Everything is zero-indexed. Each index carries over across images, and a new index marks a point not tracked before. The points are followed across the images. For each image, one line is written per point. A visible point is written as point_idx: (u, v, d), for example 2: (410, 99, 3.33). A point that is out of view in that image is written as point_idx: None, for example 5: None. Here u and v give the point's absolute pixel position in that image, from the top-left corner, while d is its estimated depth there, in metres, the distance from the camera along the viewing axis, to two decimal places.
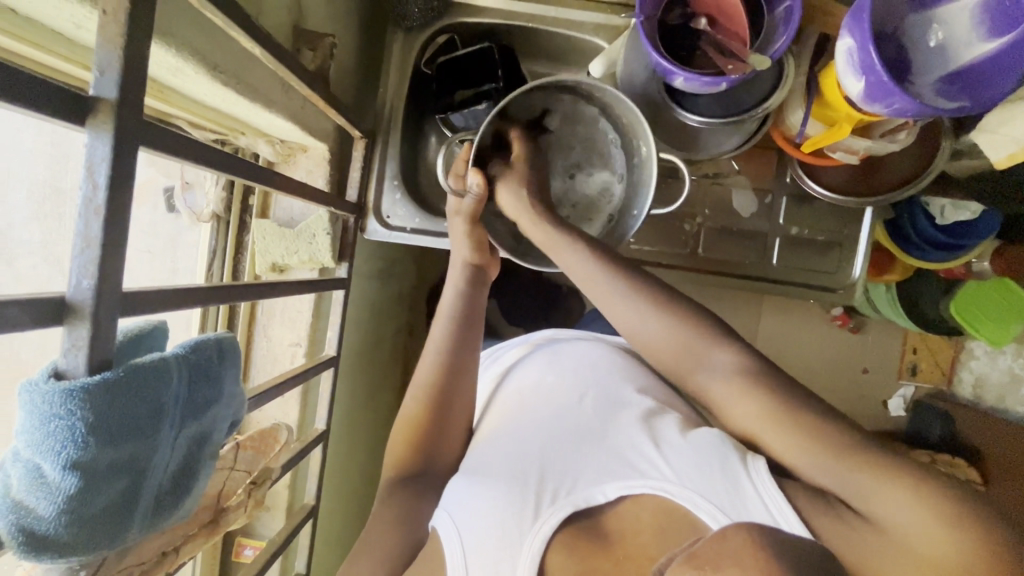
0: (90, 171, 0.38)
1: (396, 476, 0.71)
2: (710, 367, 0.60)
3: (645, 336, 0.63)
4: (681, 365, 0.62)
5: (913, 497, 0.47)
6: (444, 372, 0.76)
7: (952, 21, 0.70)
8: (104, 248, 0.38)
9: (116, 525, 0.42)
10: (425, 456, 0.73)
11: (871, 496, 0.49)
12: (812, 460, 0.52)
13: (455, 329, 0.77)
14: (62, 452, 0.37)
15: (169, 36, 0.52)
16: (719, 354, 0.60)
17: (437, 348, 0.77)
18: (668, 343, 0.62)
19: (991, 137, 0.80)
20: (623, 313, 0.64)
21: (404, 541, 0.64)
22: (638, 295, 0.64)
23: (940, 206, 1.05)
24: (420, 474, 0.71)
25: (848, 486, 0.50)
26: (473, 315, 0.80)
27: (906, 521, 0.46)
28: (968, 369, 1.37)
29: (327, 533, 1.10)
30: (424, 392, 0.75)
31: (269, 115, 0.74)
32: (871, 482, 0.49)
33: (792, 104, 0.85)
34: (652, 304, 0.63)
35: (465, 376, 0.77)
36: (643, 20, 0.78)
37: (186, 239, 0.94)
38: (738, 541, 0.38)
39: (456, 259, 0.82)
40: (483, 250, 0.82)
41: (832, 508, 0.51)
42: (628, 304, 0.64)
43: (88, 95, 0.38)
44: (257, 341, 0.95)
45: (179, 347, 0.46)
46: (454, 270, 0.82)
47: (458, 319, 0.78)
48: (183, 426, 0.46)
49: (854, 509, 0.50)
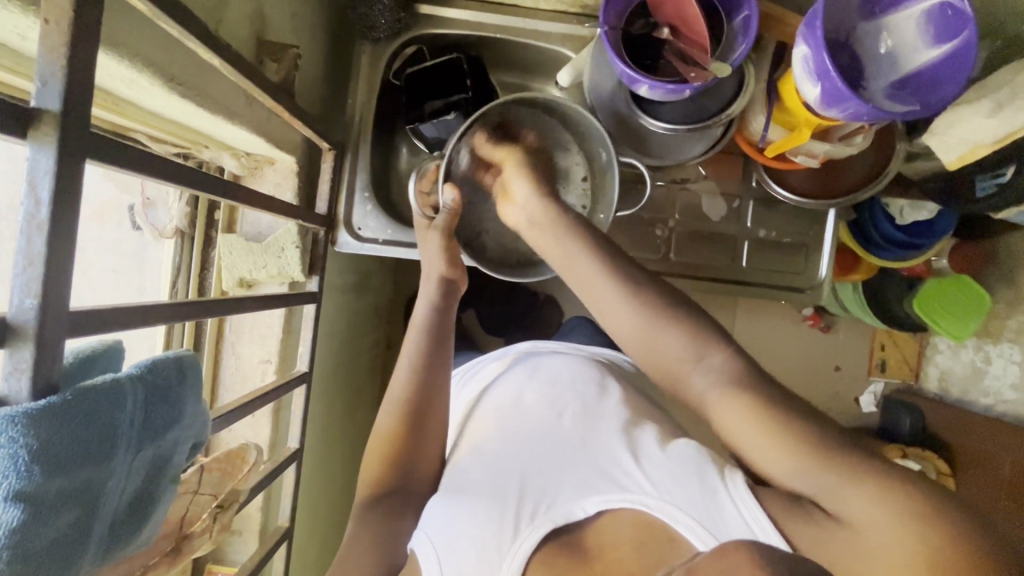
0: (32, 186, 0.36)
1: (370, 492, 0.69)
2: (704, 371, 0.58)
3: (635, 341, 0.62)
4: (675, 367, 0.60)
5: (875, 497, 0.46)
6: (421, 389, 0.74)
7: (899, 29, 0.73)
8: (49, 265, 0.37)
9: (67, 559, 0.39)
10: (403, 473, 0.71)
11: (840, 495, 0.48)
12: (775, 459, 0.51)
13: (424, 347, 0.76)
14: (3, 482, 0.35)
15: (120, 47, 0.51)
16: (712, 354, 0.58)
17: (408, 366, 0.76)
18: (667, 354, 0.60)
19: (943, 139, 0.82)
20: (616, 316, 0.63)
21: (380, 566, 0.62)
22: (633, 295, 0.63)
23: (899, 207, 1.10)
24: (395, 492, 0.69)
25: (812, 481, 0.50)
26: (443, 330, 0.78)
27: (869, 518, 0.46)
28: (933, 363, 1.41)
29: (304, 556, 1.07)
30: (397, 410, 0.73)
31: (232, 127, 0.72)
32: (835, 480, 0.48)
33: (754, 111, 0.88)
34: (636, 300, 0.62)
35: (438, 392, 0.75)
36: (607, 30, 0.80)
37: (150, 257, 0.93)
38: (738, 557, 0.37)
39: (431, 273, 0.79)
40: (457, 264, 0.80)
41: (804, 509, 0.50)
42: (620, 306, 0.63)
43: (30, 106, 0.36)
44: (226, 359, 0.92)
45: (134, 367, 0.44)
46: (427, 283, 0.79)
47: (429, 334, 0.77)
48: (140, 450, 0.43)
49: (824, 509, 0.49)
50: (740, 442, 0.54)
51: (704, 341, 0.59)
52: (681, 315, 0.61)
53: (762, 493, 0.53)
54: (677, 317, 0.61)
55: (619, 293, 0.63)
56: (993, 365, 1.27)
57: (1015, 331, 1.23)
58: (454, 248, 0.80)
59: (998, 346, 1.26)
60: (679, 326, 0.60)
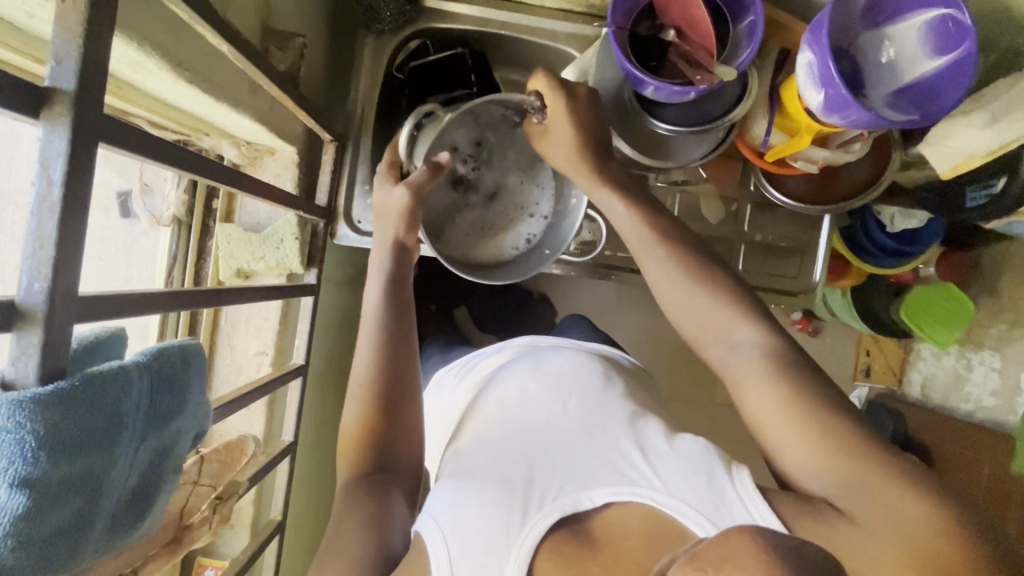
0: (45, 167, 0.36)
1: (356, 471, 0.68)
2: (734, 347, 0.61)
3: (680, 302, 0.65)
4: (710, 334, 0.63)
5: (902, 502, 0.49)
6: (391, 360, 0.74)
7: (901, 40, 0.75)
8: (60, 248, 0.36)
9: (70, 548, 0.39)
10: (385, 457, 0.70)
11: (869, 497, 0.50)
12: (811, 453, 0.54)
13: (384, 314, 0.76)
14: (9, 468, 0.34)
15: (132, 29, 0.50)
16: (744, 330, 0.61)
17: (371, 345, 0.74)
18: (701, 314, 0.64)
19: (937, 150, 0.84)
20: (669, 280, 0.66)
21: (371, 555, 0.58)
22: (666, 249, 0.67)
23: (890, 214, 1.10)
24: (379, 474, 0.68)
25: (838, 479, 0.52)
26: (403, 301, 0.78)
27: (888, 523, 0.48)
28: (917, 369, 1.43)
29: (294, 551, 1.06)
30: (365, 391, 0.72)
31: (236, 115, 0.71)
32: (860, 484, 0.51)
33: (755, 116, 0.88)
34: (669, 257, 0.67)
35: (408, 373, 0.75)
36: (614, 29, 0.80)
37: (145, 244, 0.91)
38: (736, 544, 0.37)
39: (386, 237, 0.79)
40: (416, 228, 0.80)
41: (818, 512, 0.52)
42: (671, 274, 0.66)
43: (44, 86, 0.36)
44: (221, 349, 0.91)
45: (140, 354, 0.44)
46: (381, 249, 0.79)
47: (389, 309, 0.76)
48: (144, 438, 0.43)
49: (839, 509, 0.51)
50: (774, 436, 0.56)
51: (740, 314, 0.62)
52: (728, 297, 0.63)
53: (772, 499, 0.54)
54: (719, 288, 0.64)
55: (654, 248, 0.68)
56: (974, 372, 1.29)
57: (995, 339, 1.26)
58: (417, 212, 0.79)
59: (978, 353, 1.28)
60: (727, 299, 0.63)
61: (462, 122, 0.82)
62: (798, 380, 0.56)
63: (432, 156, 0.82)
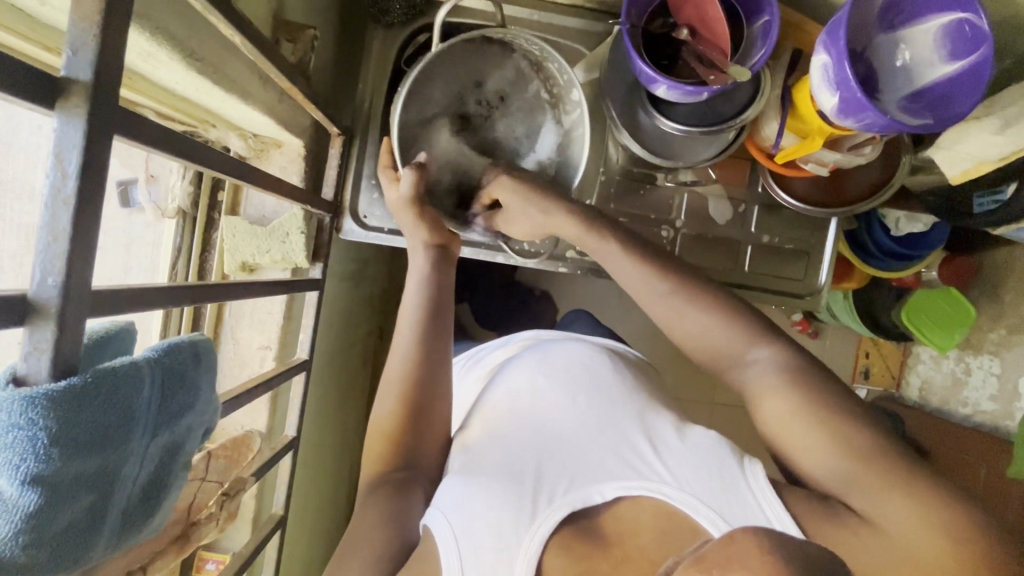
0: (60, 158, 0.35)
1: (378, 469, 0.67)
2: (751, 365, 0.61)
3: (690, 326, 0.65)
4: (725, 355, 0.63)
5: (912, 507, 0.49)
6: (422, 367, 0.72)
7: (917, 44, 0.74)
8: (74, 242, 0.35)
9: (81, 544, 0.38)
10: (410, 453, 0.69)
11: (888, 500, 0.50)
12: (820, 455, 0.55)
13: (423, 316, 0.74)
14: (21, 465, 0.34)
15: (144, 19, 0.49)
16: (758, 349, 0.61)
17: (407, 341, 0.74)
18: (712, 337, 0.64)
19: (949, 154, 0.84)
20: (669, 305, 0.66)
21: (394, 539, 0.60)
22: (670, 285, 0.66)
23: (895, 218, 1.11)
24: (405, 471, 0.67)
25: (854, 480, 0.53)
26: (440, 299, 0.77)
27: (903, 526, 0.49)
28: (915, 372, 1.44)
29: (295, 546, 1.06)
30: (395, 396, 0.71)
31: (244, 107, 0.71)
32: (872, 484, 0.51)
33: (767, 117, 0.87)
34: (672, 290, 0.66)
35: (440, 376, 0.73)
36: (628, 27, 0.79)
37: (149, 235, 0.91)
38: (743, 545, 0.37)
39: (415, 244, 0.79)
40: (440, 228, 0.79)
41: (832, 512, 0.53)
42: (654, 293, 0.67)
43: (59, 75, 0.35)
44: (224, 343, 0.91)
45: (151, 350, 0.43)
46: (415, 254, 0.78)
47: (428, 308, 0.75)
48: (156, 434, 0.43)
49: (855, 511, 0.52)
50: (788, 438, 0.57)
51: (752, 335, 0.62)
52: (731, 310, 0.64)
53: (786, 499, 0.54)
54: (720, 306, 0.64)
55: (656, 281, 0.67)
56: (973, 376, 1.28)
57: (994, 343, 1.24)
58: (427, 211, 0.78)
59: (977, 357, 1.27)
60: (727, 317, 0.64)
61: (505, 65, 0.88)
62: (806, 386, 0.57)
63: (454, 74, 0.86)
